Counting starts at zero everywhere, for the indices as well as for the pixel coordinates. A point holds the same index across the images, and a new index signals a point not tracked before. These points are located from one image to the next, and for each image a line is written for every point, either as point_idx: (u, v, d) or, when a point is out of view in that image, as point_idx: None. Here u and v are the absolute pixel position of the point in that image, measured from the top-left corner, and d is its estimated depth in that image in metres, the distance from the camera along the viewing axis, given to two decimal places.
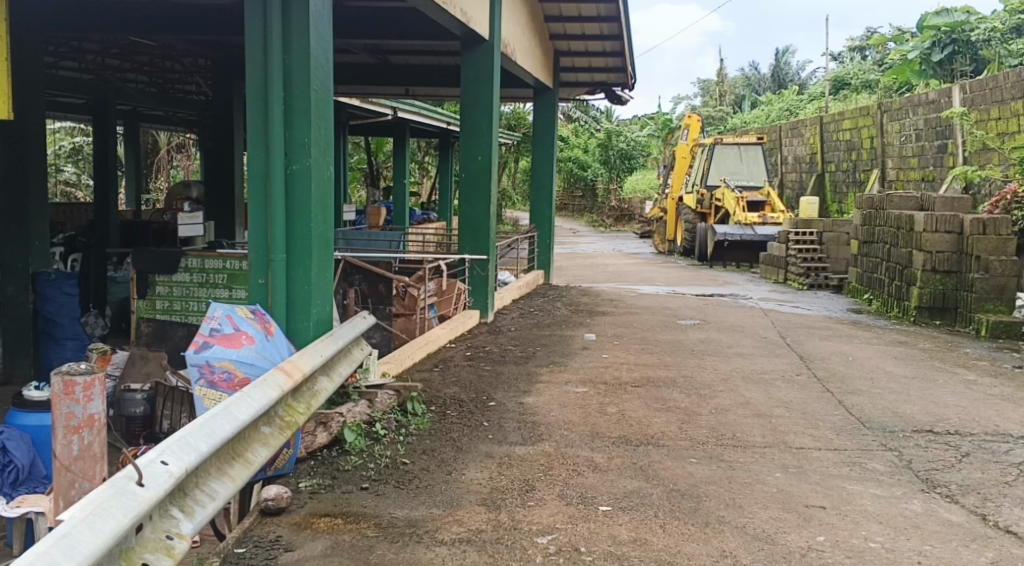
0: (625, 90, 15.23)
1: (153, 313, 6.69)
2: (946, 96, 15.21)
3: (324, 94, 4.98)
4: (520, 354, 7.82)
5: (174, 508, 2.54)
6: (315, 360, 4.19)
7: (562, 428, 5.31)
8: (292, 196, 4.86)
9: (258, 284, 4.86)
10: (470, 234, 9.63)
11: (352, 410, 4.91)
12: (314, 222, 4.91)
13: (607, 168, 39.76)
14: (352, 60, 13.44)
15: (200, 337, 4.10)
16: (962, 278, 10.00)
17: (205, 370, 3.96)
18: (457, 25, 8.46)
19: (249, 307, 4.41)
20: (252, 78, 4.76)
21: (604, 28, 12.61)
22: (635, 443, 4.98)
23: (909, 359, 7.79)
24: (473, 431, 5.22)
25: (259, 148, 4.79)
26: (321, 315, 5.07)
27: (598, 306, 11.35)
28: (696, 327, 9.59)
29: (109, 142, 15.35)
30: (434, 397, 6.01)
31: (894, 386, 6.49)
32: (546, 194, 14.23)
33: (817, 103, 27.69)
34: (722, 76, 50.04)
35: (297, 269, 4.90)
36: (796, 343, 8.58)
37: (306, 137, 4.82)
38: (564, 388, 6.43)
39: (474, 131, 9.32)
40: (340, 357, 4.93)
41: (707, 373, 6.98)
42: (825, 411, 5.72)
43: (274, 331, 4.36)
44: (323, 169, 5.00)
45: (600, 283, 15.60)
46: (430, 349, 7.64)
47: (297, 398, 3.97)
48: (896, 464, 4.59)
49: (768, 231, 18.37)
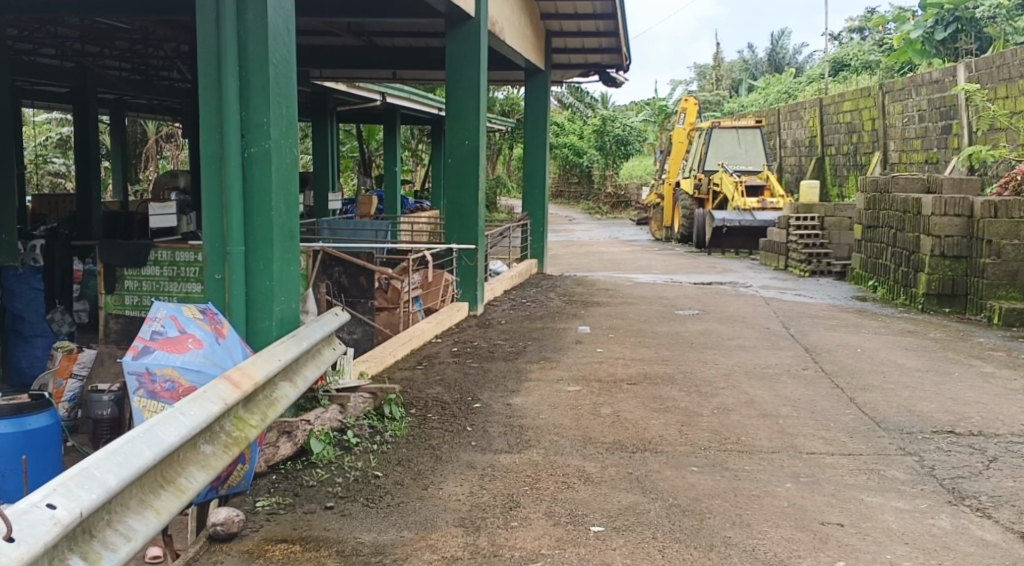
0: (620, 72, 14.75)
1: (122, 309, 6.24)
2: (951, 76, 14.77)
3: (286, 69, 4.52)
4: (509, 349, 7.39)
5: (73, 557, 2.11)
6: (272, 365, 3.75)
7: (551, 433, 4.87)
8: (251, 183, 4.41)
9: (215, 280, 4.44)
10: (457, 222, 9.12)
11: (320, 416, 4.49)
12: (276, 212, 4.46)
13: (603, 155, 39.23)
14: (337, 42, 12.96)
15: (139, 341, 3.67)
16: (973, 264, 9.56)
17: (144, 379, 3.53)
18: (441, 1, 7.99)
19: (198, 306, 3.96)
20: (204, 52, 4.31)
21: (596, 7, 12.14)
22: (631, 450, 4.55)
23: (920, 350, 7.37)
24: (455, 438, 4.79)
25: (213, 129, 4.35)
26: (287, 313, 4.61)
27: (593, 296, 10.92)
28: (695, 318, 9.16)
29: (90, 132, 14.79)
30: (415, 399, 5.57)
31: (907, 381, 6.06)
32: (538, 180, 13.70)
33: (815, 85, 27.22)
34: (718, 60, 49.38)
35: (257, 262, 4.45)
36: (800, 334, 8.15)
37: (264, 117, 4.36)
38: (555, 387, 5.98)
39: (461, 111, 8.85)
40: (307, 359, 4.49)
41: (707, 369, 6.55)
42: (837, 411, 5.29)
43: (226, 333, 3.90)
44: (286, 151, 4.55)
45: (595, 271, 15.16)
46: (414, 344, 7.22)
47: (250, 410, 3.54)
48: (917, 471, 4.16)
49: (768, 217, 17.96)
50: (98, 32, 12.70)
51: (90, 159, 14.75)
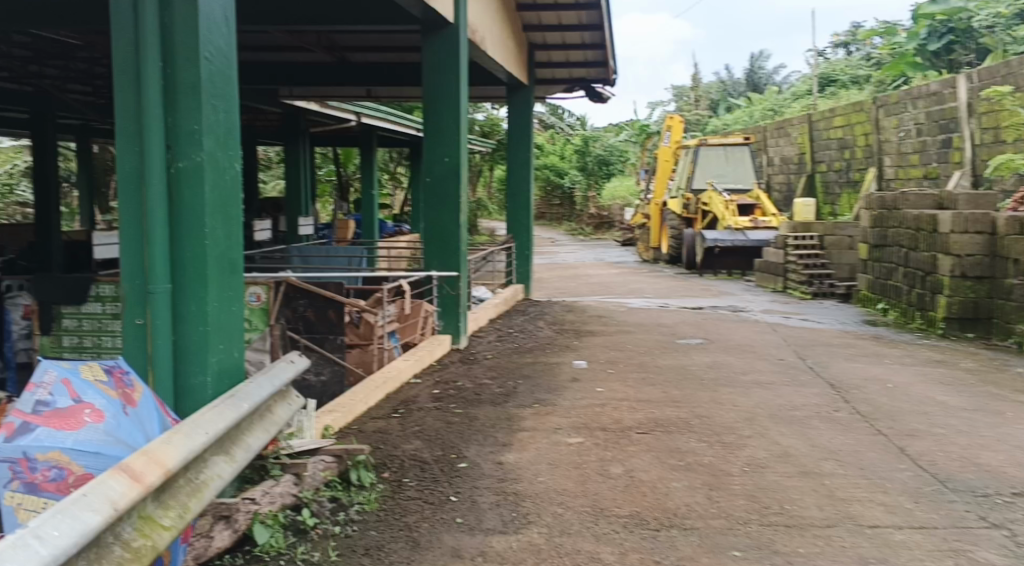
0: (606, 87, 14.03)
1: (60, 351, 5.38)
2: (950, 87, 14.20)
3: (226, 66, 3.69)
4: (498, 390, 6.51)
5: None
6: (195, 441, 2.90)
7: (553, 504, 4.01)
8: (179, 205, 3.53)
9: (135, 325, 3.57)
10: (437, 248, 8.29)
11: (270, 492, 3.63)
12: (211, 240, 3.60)
13: (584, 175, 38.54)
14: (306, 58, 12.18)
15: (14, 415, 2.74)
16: (997, 285, 8.86)
17: (19, 468, 2.60)
18: (415, 3, 7.20)
19: (101, 365, 3.08)
20: (119, 45, 3.49)
21: (582, 17, 11.41)
22: (654, 527, 3.71)
23: (957, 384, 6.59)
24: (436, 513, 3.92)
25: (132, 140, 3.51)
26: (226, 364, 3.73)
27: (586, 325, 10.08)
28: (700, 349, 8.33)
29: (49, 160, 13.77)
30: (388, 458, 4.70)
31: (959, 425, 5.27)
32: (523, 201, 12.87)
33: (802, 102, 26.74)
34: (696, 80, 48.99)
35: (189, 301, 3.57)
36: (820, 367, 7.36)
37: (194, 123, 3.51)
38: (554, 438, 5.11)
39: (440, 127, 8.03)
40: (251, 422, 3.62)
41: (725, 412, 5.72)
42: (890, 467, 4.48)
43: (138, 401, 3.02)
44: (225, 164, 3.69)
45: (584, 297, 14.31)
46: (390, 387, 6.37)
47: (161, 505, 2.68)
48: (1013, 553, 3.36)
49: (761, 236, 17.21)
50: (52, 52, 11.79)
51: (49, 187, 13.74)
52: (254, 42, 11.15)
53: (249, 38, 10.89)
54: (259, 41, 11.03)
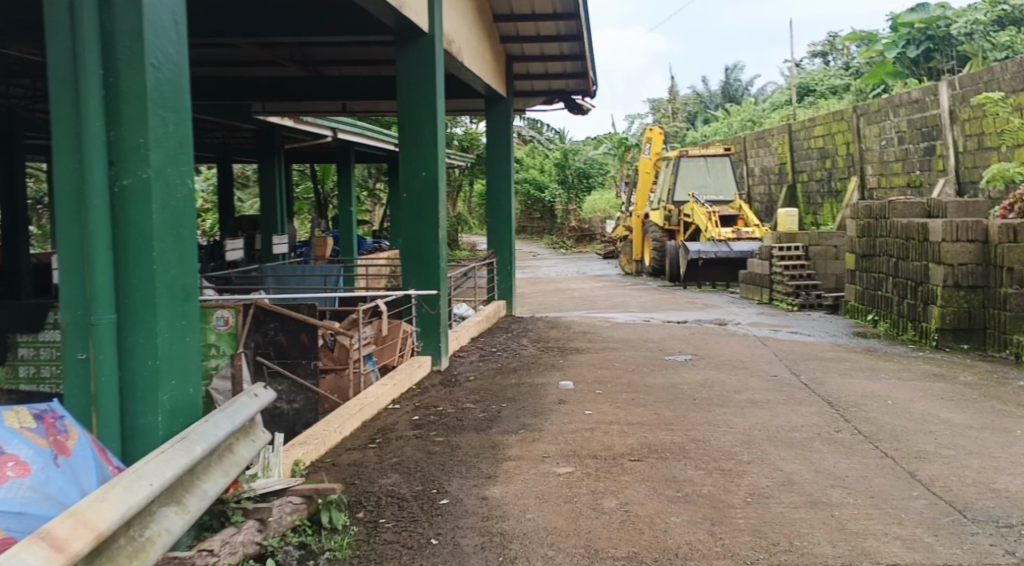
0: (586, 98, 13.80)
1: (15, 383, 4.86)
2: (931, 94, 14.08)
3: (176, 75, 3.36)
4: (481, 415, 6.17)
5: None
6: (139, 494, 2.58)
7: (544, 546, 3.67)
8: (124, 227, 3.19)
9: (77, 359, 3.20)
10: (415, 265, 7.94)
11: (228, 542, 3.27)
12: (161, 265, 3.25)
13: (565, 188, 38.28)
14: (278, 72, 11.83)
15: None
16: (991, 294, 8.65)
17: None
18: (387, 12, 6.89)
19: (29, 411, 2.77)
20: (53, 49, 3.13)
21: (560, 28, 11.13)
22: None
23: (959, 399, 6.33)
24: (415, 560, 3.57)
25: (71, 156, 3.16)
26: (180, 400, 3.37)
27: (571, 342, 9.76)
28: (690, 366, 8.03)
29: None
30: (363, 496, 4.34)
31: (968, 445, 5.00)
32: (503, 216, 12.57)
33: (781, 112, 26.69)
34: (672, 93, 48.96)
35: (136, 333, 3.22)
36: (815, 383, 7.08)
37: (140, 136, 3.17)
38: (542, 468, 4.78)
39: (417, 140, 7.72)
40: (207, 463, 3.28)
41: (721, 435, 5.42)
42: (902, 495, 4.18)
43: (72, 450, 2.72)
44: (176, 182, 3.35)
45: (568, 312, 13.98)
46: (366, 415, 6.01)
47: None
48: None
49: (745, 247, 16.98)
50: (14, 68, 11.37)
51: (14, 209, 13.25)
52: (223, 56, 10.80)
53: (218, 52, 10.54)
54: (228, 54, 10.69)
